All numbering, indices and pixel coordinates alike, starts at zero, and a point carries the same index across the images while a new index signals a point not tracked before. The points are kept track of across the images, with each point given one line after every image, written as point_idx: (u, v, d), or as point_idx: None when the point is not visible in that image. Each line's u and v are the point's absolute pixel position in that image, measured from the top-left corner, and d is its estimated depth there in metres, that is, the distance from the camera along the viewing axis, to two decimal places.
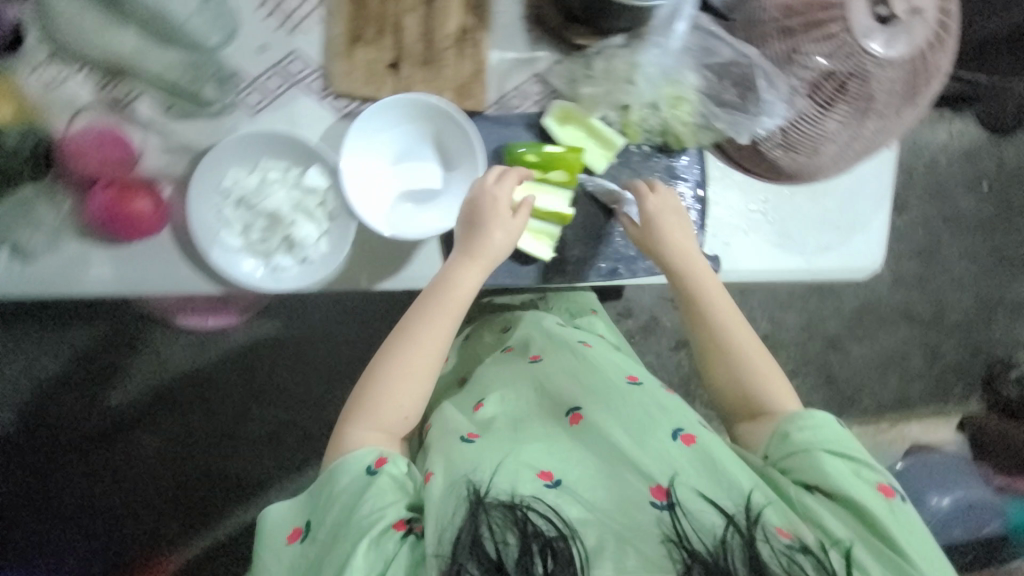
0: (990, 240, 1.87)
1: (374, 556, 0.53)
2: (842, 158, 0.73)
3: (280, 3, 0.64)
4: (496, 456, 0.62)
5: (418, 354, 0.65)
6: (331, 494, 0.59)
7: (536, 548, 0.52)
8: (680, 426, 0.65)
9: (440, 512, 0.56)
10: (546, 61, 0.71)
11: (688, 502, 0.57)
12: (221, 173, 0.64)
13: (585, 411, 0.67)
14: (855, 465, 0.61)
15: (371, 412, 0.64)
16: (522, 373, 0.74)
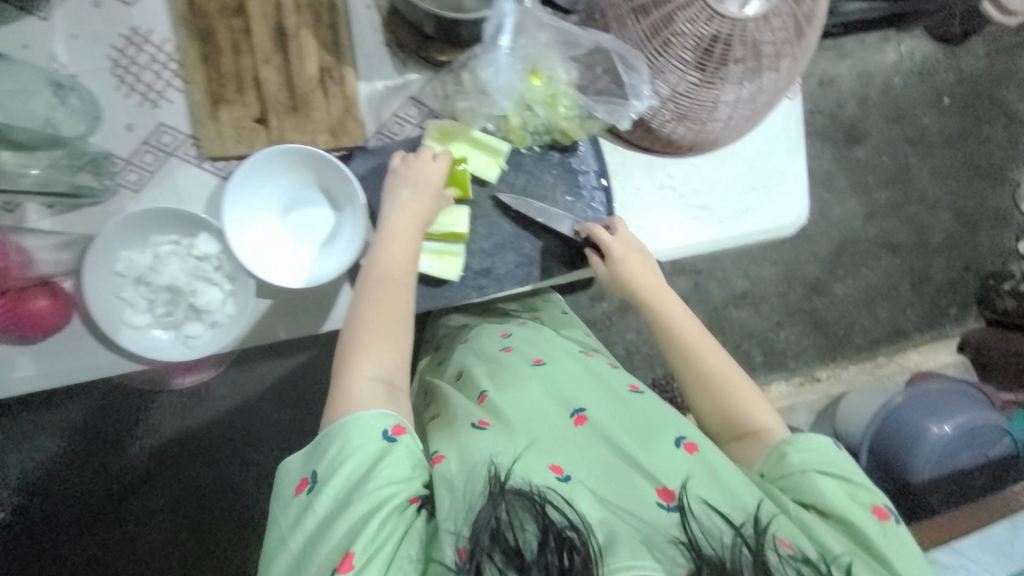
0: (970, 146, 1.65)
1: (386, 526, 0.51)
2: (734, 118, 0.72)
3: (139, 79, 0.65)
4: (515, 444, 0.56)
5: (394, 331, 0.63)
6: (343, 450, 0.54)
7: (551, 540, 0.47)
8: (682, 434, 0.58)
9: (457, 497, 0.52)
10: (417, 82, 0.71)
11: (697, 511, 0.52)
12: (112, 258, 0.65)
13: (591, 411, 0.61)
14: (851, 487, 0.58)
15: (369, 365, 0.60)
16: (527, 369, 0.66)
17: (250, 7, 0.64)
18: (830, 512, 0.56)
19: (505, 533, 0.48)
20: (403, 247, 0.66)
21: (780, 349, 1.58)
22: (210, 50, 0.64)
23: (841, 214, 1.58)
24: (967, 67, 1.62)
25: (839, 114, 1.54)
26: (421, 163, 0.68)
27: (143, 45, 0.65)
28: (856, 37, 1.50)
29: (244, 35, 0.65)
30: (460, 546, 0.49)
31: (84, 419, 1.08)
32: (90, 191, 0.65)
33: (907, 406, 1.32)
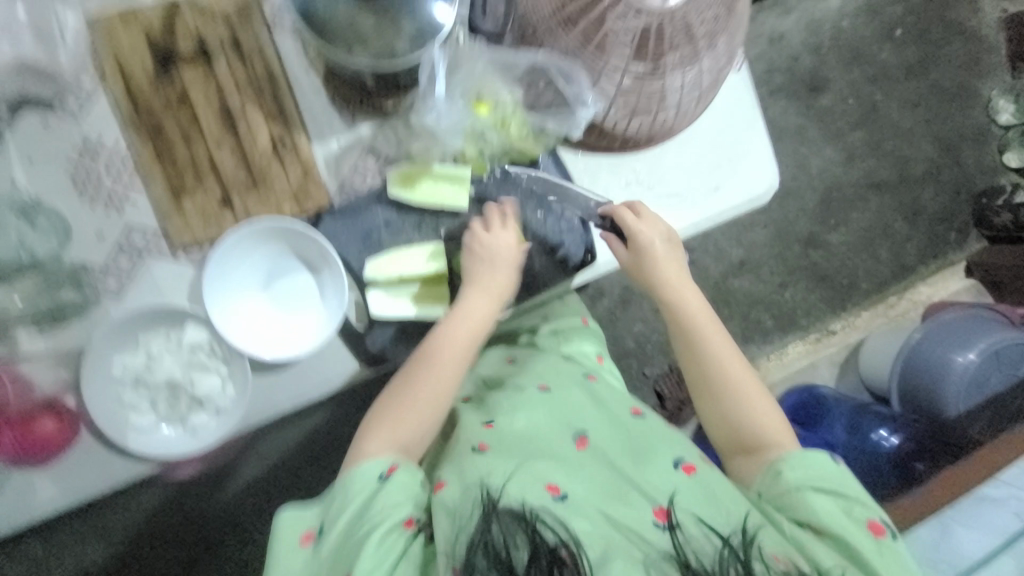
0: (933, 73, 1.63)
1: (386, 550, 0.53)
2: (685, 103, 0.72)
3: (100, 187, 0.66)
4: (511, 464, 0.57)
5: (431, 380, 0.66)
6: (346, 498, 0.57)
7: (542, 559, 0.48)
8: (682, 456, 0.62)
9: (455, 523, 0.52)
10: (369, 132, 0.72)
11: (688, 525, 0.54)
12: (106, 366, 0.65)
13: (591, 434, 0.63)
14: (847, 504, 0.59)
15: (388, 429, 0.63)
16: (530, 395, 0.67)
17: (193, 96, 0.66)
18: (823, 529, 0.57)
19: (499, 549, 0.49)
20: (465, 341, 0.67)
21: (789, 310, 1.56)
22: (162, 145, 0.66)
23: (820, 164, 1.58)
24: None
25: (797, 68, 1.54)
26: (490, 237, 0.70)
27: (98, 153, 0.66)
28: None
29: (193, 124, 0.66)
30: (454, 565, 0.50)
31: (118, 519, 1.08)
32: (74, 307, 0.66)
33: (928, 338, 1.29)
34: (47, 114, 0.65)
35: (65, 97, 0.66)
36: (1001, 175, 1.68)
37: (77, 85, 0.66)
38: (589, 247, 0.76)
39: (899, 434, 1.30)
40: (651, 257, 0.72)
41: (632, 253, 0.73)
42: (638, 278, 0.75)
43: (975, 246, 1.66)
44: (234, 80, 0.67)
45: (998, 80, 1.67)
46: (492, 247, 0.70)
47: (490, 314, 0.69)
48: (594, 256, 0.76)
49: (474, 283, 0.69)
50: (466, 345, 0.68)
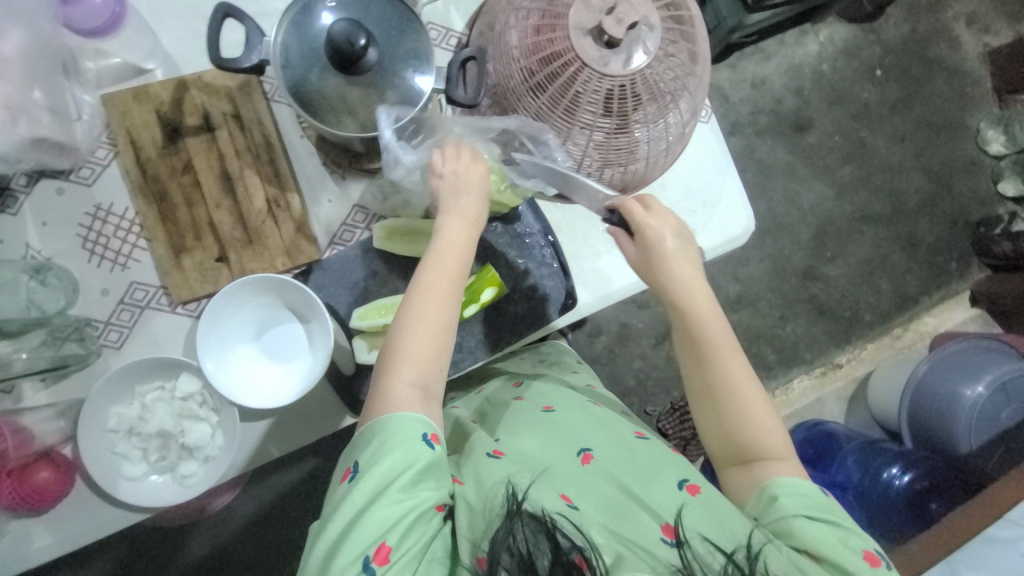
0: (918, 108, 1.68)
1: (417, 531, 0.52)
2: (653, 156, 0.77)
3: (107, 247, 0.72)
4: (528, 473, 0.59)
5: (425, 318, 0.60)
6: (381, 446, 0.54)
7: (561, 563, 0.49)
8: (685, 476, 0.60)
9: (476, 518, 0.55)
10: (359, 190, 0.77)
11: (695, 543, 0.53)
12: (101, 417, 0.68)
13: (597, 450, 0.63)
14: (843, 534, 0.56)
15: (410, 370, 0.58)
16: (538, 416, 0.68)
17: (196, 163, 0.72)
18: (821, 556, 0.54)
19: (523, 551, 0.49)
20: (455, 261, 0.63)
21: (791, 344, 1.56)
22: (166, 208, 0.71)
23: (811, 199, 1.61)
24: (896, 37, 1.67)
25: (781, 109, 1.61)
26: (453, 166, 0.66)
27: (107, 216, 0.72)
28: (778, 33, 1.59)
29: (195, 188, 0.72)
30: (479, 556, 0.52)
31: (111, 569, 1.07)
32: (76, 359, 0.69)
33: (932, 372, 1.27)
34: (61, 182, 0.72)
35: (79, 167, 0.72)
36: (995, 205, 1.69)
37: (91, 156, 0.72)
38: (569, 291, 0.79)
39: (910, 472, 1.25)
40: (660, 253, 0.67)
41: (640, 250, 0.68)
42: (647, 279, 0.70)
43: (975, 275, 1.65)
44: (234, 147, 0.73)
45: (984, 113, 1.70)
46: (459, 177, 0.66)
47: (466, 239, 0.64)
48: (575, 300, 0.80)
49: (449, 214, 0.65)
50: (453, 279, 0.62)
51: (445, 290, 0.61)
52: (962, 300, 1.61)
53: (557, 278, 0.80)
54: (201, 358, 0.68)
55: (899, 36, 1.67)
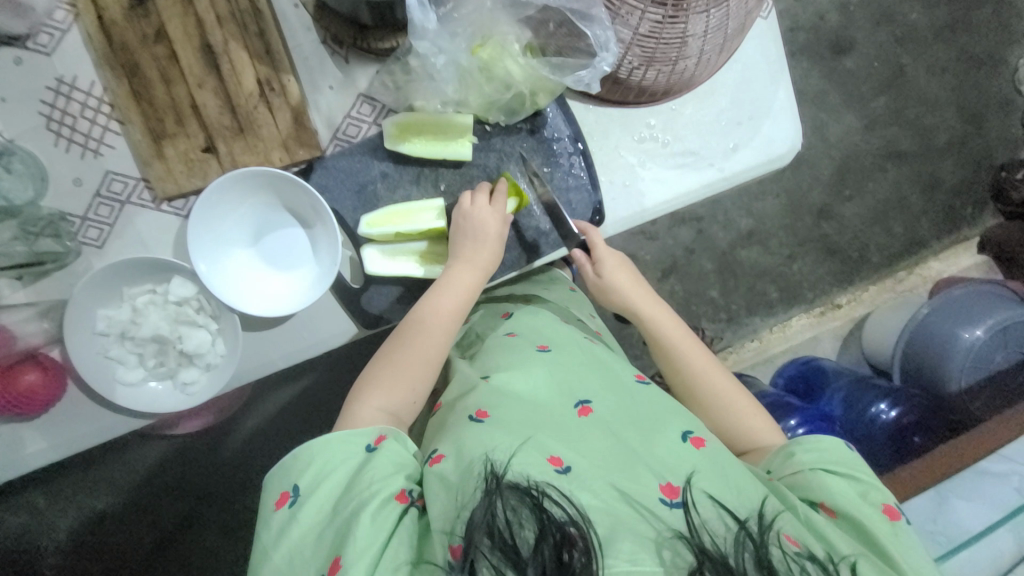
0: (962, 36, 1.53)
1: (374, 527, 0.48)
2: (707, 53, 0.66)
3: (76, 130, 0.62)
4: (513, 439, 0.51)
5: (414, 348, 0.61)
6: (323, 466, 0.52)
7: (550, 537, 0.43)
8: (690, 428, 0.57)
9: (451, 498, 0.48)
10: (365, 77, 0.67)
11: (702, 506, 0.49)
12: (91, 319, 0.62)
13: (595, 405, 0.58)
14: (862, 487, 0.55)
15: (380, 394, 0.59)
16: (530, 361, 0.62)
17: (171, 30, 0.60)
18: (839, 510, 0.54)
19: (503, 532, 0.44)
20: (450, 308, 0.64)
21: (795, 283, 1.53)
22: (139, 84, 0.61)
23: (838, 131, 1.50)
24: None
25: (821, 26, 1.45)
26: (477, 211, 0.66)
27: (72, 93, 0.62)
28: None
29: (171, 62, 0.61)
30: (453, 544, 0.45)
31: (120, 474, 1.08)
32: (53, 256, 0.62)
33: (934, 313, 1.26)
34: (17, 51, 0.60)
35: (36, 31, 0.60)
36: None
37: (49, 18, 0.60)
38: (597, 208, 0.73)
39: (898, 408, 1.24)
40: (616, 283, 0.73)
41: (600, 279, 0.73)
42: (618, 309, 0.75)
43: (990, 222, 1.60)
44: (215, 12, 0.61)
45: None
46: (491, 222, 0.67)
47: (474, 287, 0.66)
48: (603, 217, 0.74)
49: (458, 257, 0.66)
50: (454, 315, 0.64)
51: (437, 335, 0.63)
52: (970, 246, 1.58)
53: (585, 191, 0.73)
54: (191, 242, 0.61)
55: None
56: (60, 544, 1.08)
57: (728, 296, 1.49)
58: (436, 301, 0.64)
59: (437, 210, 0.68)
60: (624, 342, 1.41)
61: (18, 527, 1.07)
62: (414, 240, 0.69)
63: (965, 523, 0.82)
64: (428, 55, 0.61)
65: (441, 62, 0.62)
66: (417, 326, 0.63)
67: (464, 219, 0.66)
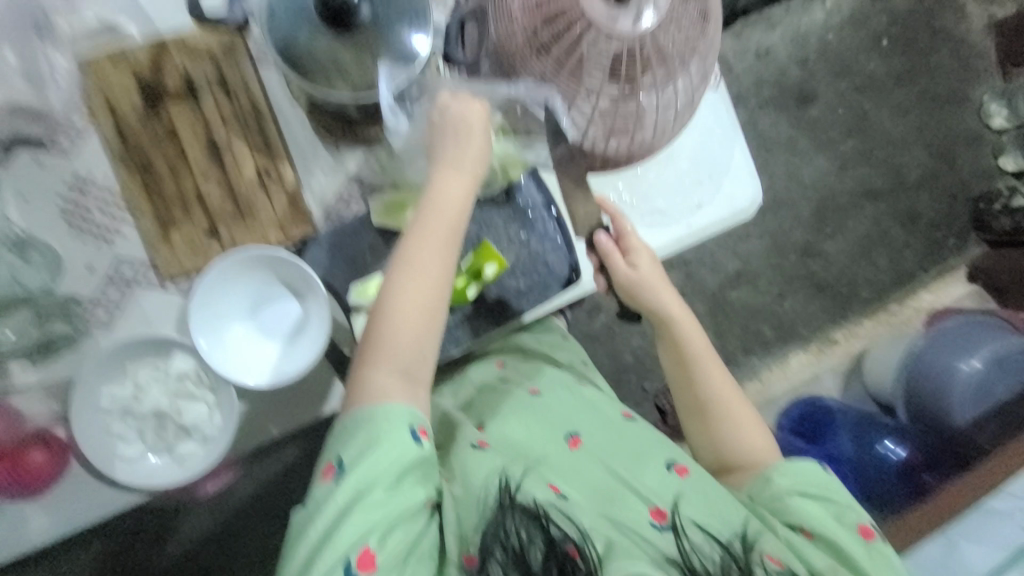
0: (920, 81, 1.64)
1: (407, 536, 0.52)
2: (663, 123, 0.73)
3: (91, 222, 0.68)
4: (519, 468, 0.57)
5: (416, 279, 0.58)
6: (373, 435, 0.53)
7: (556, 558, 0.50)
8: (673, 458, 0.61)
9: (469, 514, 0.54)
10: (354, 160, 0.74)
11: (691, 532, 0.53)
12: (94, 397, 0.66)
13: (584, 437, 0.63)
14: (836, 510, 0.60)
15: (388, 351, 0.57)
16: (523, 400, 0.67)
17: (181, 132, 0.68)
18: (816, 534, 0.58)
19: (517, 549, 0.50)
20: (445, 219, 0.61)
21: (789, 320, 1.55)
22: (151, 180, 0.68)
23: (812, 174, 1.58)
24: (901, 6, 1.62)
25: (784, 81, 1.56)
26: (459, 114, 0.65)
27: (89, 189, 0.68)
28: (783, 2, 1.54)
29: (180, 159, 0.68)
30: (468, 554, 0.52)
31: (117, 546, 1.07)
32: (65, 337, 0.68)
33: (932, 347, 1.29)
34: (40, 154, 0.67)
35: (56, 136, 0.68)
36: (995, 180, 1.66)
37: (70, 125, 0.68)
38: (574, 266, 0.77)
39: (903, 446, 1.29)
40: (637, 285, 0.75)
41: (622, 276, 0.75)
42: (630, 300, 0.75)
43: (973, 250, 1.64)
44: (220, 113, 0.69)
45: (987, 85, 1.67)
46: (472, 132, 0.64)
47: (467, 196, 0.63)
48: (579, 274, 0.78)
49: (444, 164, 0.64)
50: (449, 241, 0.61)
51: (441, 254, 0.60)
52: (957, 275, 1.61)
53: (562, 252, 0.77)
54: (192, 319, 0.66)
55: (904, 5, 1.62)
56: None
57: (722, 337, 1.51)
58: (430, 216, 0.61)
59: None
60: (622, 388, 1.41)
61: None
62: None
63: None
64: (400, 148, 0.70)
65: (412, 153, 0.71)
66: (408, 260, 0.59)
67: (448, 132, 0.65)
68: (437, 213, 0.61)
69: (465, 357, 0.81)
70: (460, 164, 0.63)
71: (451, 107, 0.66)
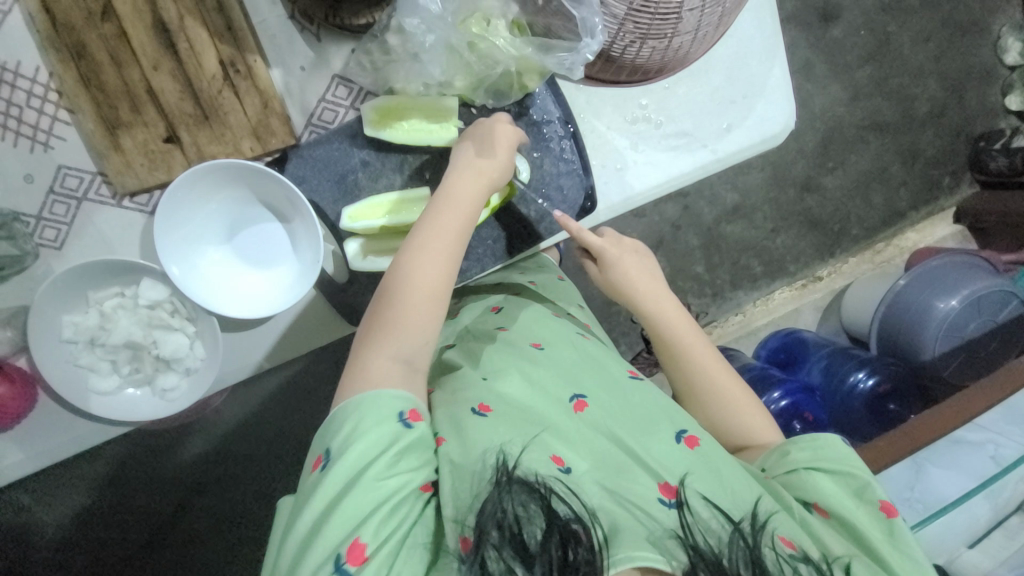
0: (946, 4, 1.49)
1: (398, 514, 0.46)
2: (705, 25, 0.62)
3: (23, 122, 0.57)
4: (520, 436, 0.51)
5: (426, 273, 0.56)
6: (354, 429, 0.47)
7: (557, 534, 0.43)
8: (684, 427, 0.56)
9: (462, 490, 0.47)
10: (340, 57, 0.63)
11: (697, 506, 0.49)
12: (55, 326, 0.59)
13: (592, 400, 0.57)
14: (859, 485, 0.54)
15: (387, 336, 0.53)
16: (524, 356, 0.60)
17: (119, 7, 0.55)
18: (831, 511, 0.53)
19: (514, 526, 0.43)
20: (456, 220, 0.59)
21: (778, 257, 1.46)
22: (88, 68, 0.55)
23: (823, 104, 1.44)
24: None
25: None
26: (494, 124, 0.63)
27: (17, 81, 0.56)
28: None
29: (122, 42, 0.55)
30: (464, 537, 0.45)
31: (108, 467, 1.03)
32: (11, 261, 0.57)
33: (910, 285, 1.15)
34: None
35: None
36: (997, 119, 1.57)
37: None
38: (589, 192, 0.70)
39: (876, 376, 1.16)
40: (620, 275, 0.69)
41: (604, 275, 0.70)
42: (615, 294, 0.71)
43: (963, 191, 1.57)
44: None
45: (1007, 17, 1.54)
46: (489, 132, 0.62)
47: (477, 197, 0.60)
48: (594, 203, 0.71)
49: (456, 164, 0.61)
50: (454, 245, 0.58)
51: (451, 250, 0.57)
52: (945, 217, 1.54)
53: (578, 176, 0.70)
54: (160, 240, 0.56)
55: None
56: (52, 542, 1.02)
57: (712, 272, 1.42)
58: (439, 212, 0.59)
59: (378, 207, 0.63)
60: None
61: (4, 522, 1.01)
62: (354, 240, 0.64)
63: (942, 489, 0.85)
64: (415, 33, 0.57)
65: (430, 41, 0.58)
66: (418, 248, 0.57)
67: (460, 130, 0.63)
68: (448, 210, 0.59)
69: (459, 296, 0.76)
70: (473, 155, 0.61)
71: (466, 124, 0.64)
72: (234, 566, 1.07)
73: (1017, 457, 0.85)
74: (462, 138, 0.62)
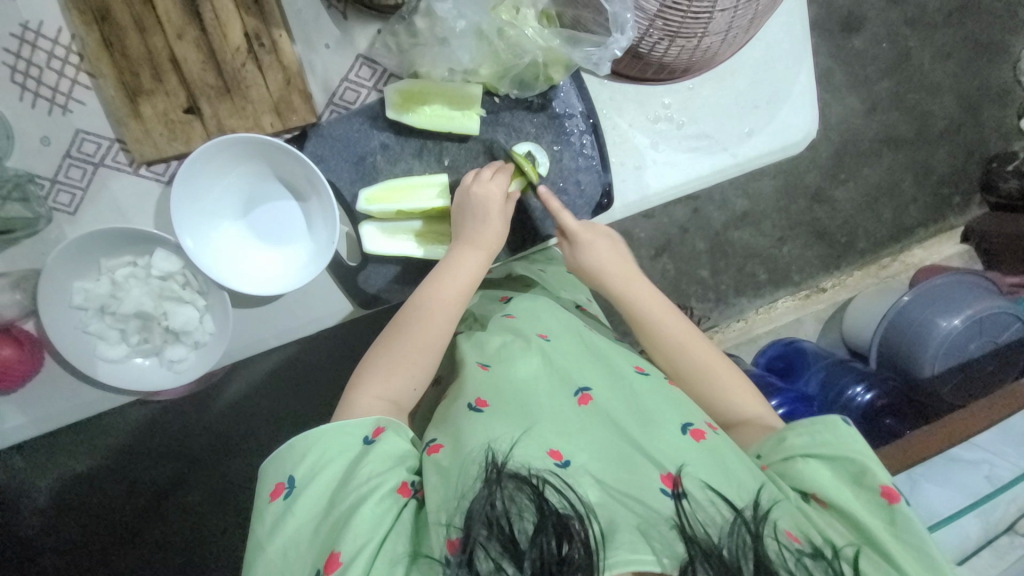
0: (971, 21, 1.48)
1: (373, 517, 0.46)
2: (736, 27, 0.62)
3: (42, 83, 0.57)
4: (515, 428, 0.50)
5: (423, 332, 0.58)
6: (321, 459, 0.50)
7: (550, 529, 0.42)
8: (688, 420, 0.55)
9: (450, 486, 0.47)
10: (365, 37, 0.62)
11: (696, 493, 0.49)
12: (65, 292, 0.58)
13: (595, 392, 0.57)
14: (861, 472, 0.53)
15: (381, 381, 0.56)
16: (527, 347, 0.59)
17: None
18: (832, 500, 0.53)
19: (502, 521, 0.43)
20: (457, 285, 0.61)
21: (784, 266, 1.46)
22: (111, 32, 0.54)
23: (840, 114, 1.43)
24: None
25: (835, 0, 1.36)
26: (479, 188, 0.62)
27: (38, 41, 0.56)
28: None
29: (147, 8, 0.54)
30: (451, 538, 0.44)
31: (105, 437, 1.03)
32: (24, 224, 0.57)
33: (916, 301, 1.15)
34: None
35: None
36: (1011, 141, 1.56)
37: None
38: (606, 189, 0.70)
39: (873, 391, 1.16)
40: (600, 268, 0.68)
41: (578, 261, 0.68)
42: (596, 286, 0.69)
43: (972, 211, 1.56)
44: None
45: None
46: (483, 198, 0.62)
47: (479, 267, 0.62)
48: (611, 200, 0.71)
49: (463, 220, 0.62)
50: (454, 308, 0.60)
51: (450, 316, 0.60)
52: (952, 236, 1.54)
53: (596, 171, 0.70)
54: (178, 218, 0.56)
55: None
56: (46, 508, 1.03)
57: (717, 276, 1.42)
58: (442, 275, 0.61)
59: (440, 188, 0.64)
60: None
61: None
62: (414, 219, 0.66)
63: (939, 506, 0.85)
64: (446, 18, 0.57)
65: (461, 28, 0.57)
66: (419, 308, 0.60)
67: (467, 180, 0.63)
68: (452, 274, 0.61)
69: None
70: (478, 218, 0.62)
71: (476, 171, 0.64)
72: (224, 541, 1.08)
73: (1013, 477, 0.86)
74: (469, 191, 0.62)
